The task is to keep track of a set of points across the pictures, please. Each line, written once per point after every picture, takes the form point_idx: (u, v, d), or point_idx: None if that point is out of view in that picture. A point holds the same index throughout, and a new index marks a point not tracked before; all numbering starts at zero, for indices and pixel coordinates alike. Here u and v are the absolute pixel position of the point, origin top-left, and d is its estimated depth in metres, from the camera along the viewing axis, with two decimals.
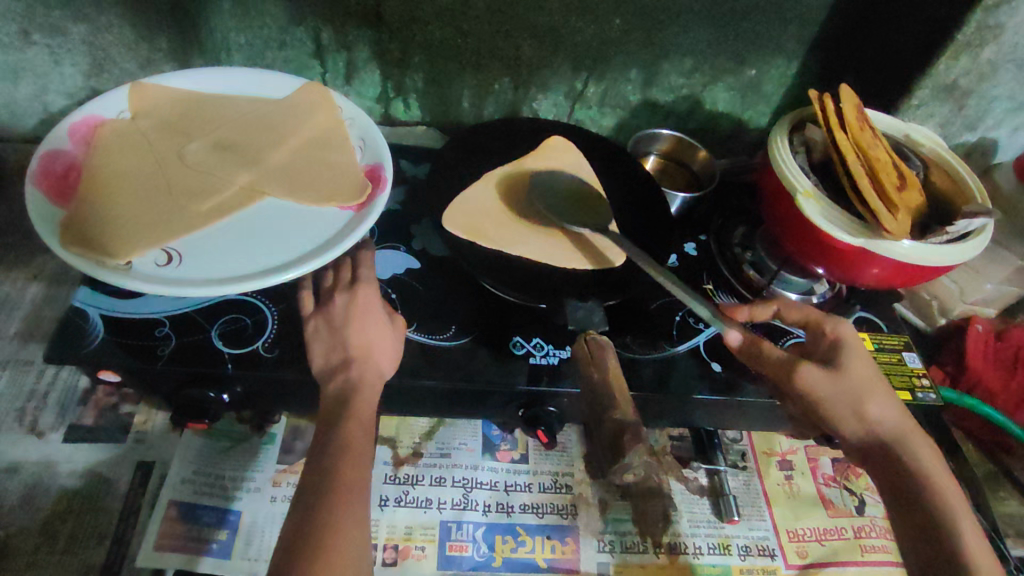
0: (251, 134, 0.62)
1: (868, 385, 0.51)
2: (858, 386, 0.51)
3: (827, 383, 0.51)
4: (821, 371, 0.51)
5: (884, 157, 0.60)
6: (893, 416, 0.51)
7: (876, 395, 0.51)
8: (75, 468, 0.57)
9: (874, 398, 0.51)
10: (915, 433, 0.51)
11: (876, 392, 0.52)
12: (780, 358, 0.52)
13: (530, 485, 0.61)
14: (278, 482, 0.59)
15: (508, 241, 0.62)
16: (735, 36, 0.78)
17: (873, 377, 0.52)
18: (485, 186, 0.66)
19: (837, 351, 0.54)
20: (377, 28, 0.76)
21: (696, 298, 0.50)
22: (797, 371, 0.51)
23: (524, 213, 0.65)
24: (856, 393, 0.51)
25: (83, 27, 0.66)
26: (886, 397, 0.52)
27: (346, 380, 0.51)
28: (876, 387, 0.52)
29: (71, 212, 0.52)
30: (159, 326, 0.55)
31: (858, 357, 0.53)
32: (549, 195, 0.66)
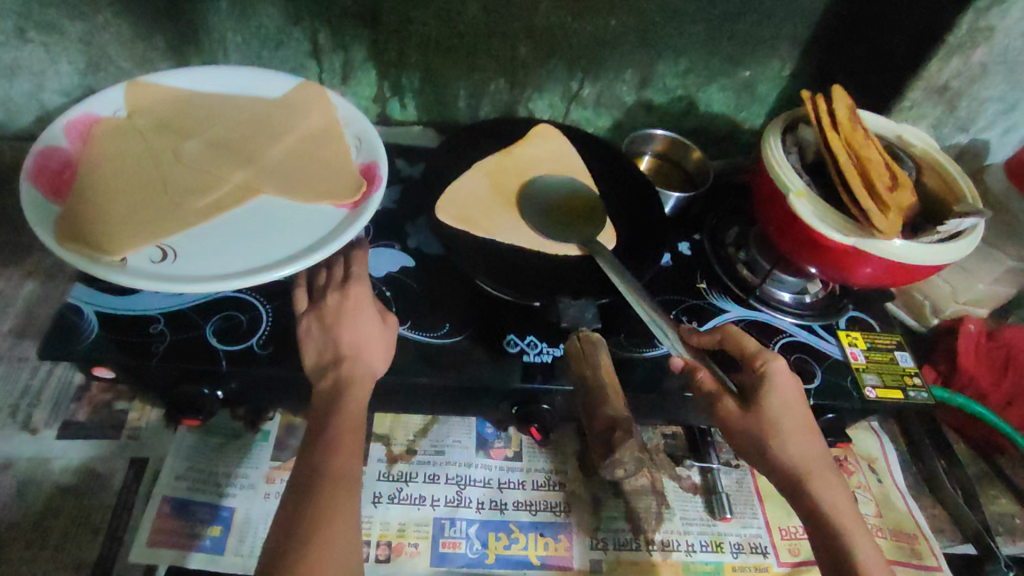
0: (247, 132, 0.63)
1: (775, 428, 0.50)
2: (771, 425, 0.50)
3: (740, 420, 0.51)
4: (736, 408, 0.52)
5: (876, 157, 0.60)
6: (811, 457, 0.50)
7: (792, 436, 0.50)
8: (68, 464, 0.57)
9: (790, 439, 0.50)
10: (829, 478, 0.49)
11: (790, 433, 0.50)
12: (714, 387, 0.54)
13: (524, 483, 0.61)
14: (272, 479, 0.59)
15: (498, 229, 0.63)
16: (729, 37, 0.79)
17: (792, 417, 0.51)
18: (476, 181, 0.67)
19: (759, 387, 0.52)
20: (373, 28, 0.76)
21: (659, 314, 0.53)
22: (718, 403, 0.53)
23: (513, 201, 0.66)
24: (765, 433, 0.50)
25: (80, 25, 0.67)
26: (805, 437, 0.50)
27: (338, 377, 0.52)
28: (793, 427, 0.50)
29: (67, 209, 0.52)
30: (154, 323, 0.56)
31: (780, 394, 0.51)
32: (539, 184, 0.68)
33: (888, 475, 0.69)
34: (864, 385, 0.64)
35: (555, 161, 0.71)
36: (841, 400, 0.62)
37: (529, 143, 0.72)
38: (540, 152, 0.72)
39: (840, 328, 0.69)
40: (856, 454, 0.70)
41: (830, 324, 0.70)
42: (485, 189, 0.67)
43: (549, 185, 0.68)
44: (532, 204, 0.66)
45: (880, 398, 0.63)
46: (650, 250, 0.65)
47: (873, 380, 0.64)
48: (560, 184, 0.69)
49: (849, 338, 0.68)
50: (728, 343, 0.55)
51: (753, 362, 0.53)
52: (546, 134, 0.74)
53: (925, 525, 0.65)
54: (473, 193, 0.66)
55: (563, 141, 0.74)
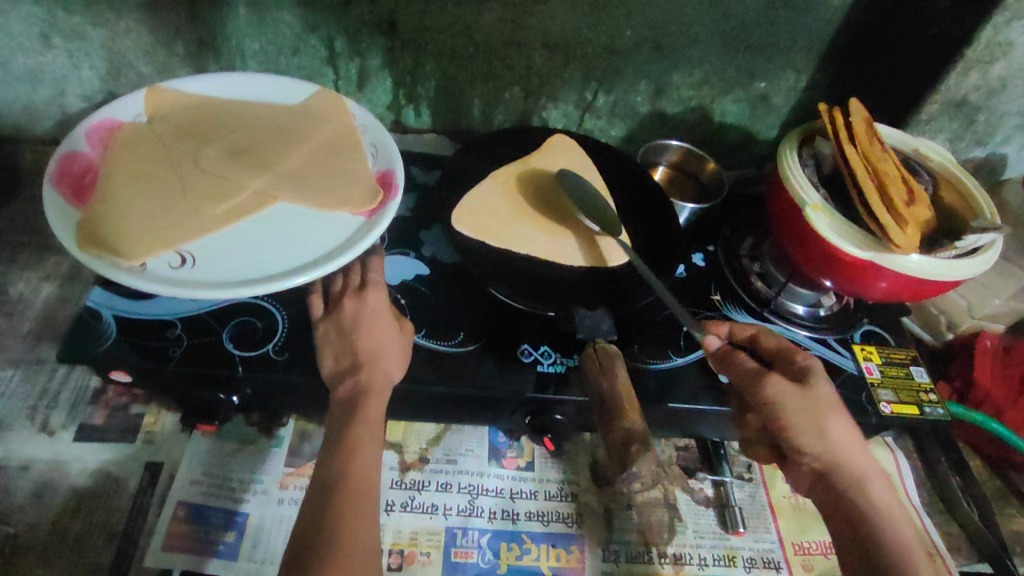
0: (265, 140, 0.63)
1: (833, 409, 0.51)
2: (826, 405, 0.51)
3: (797, 397, 0.51)
4: (792, 385, 0.52)
5: (893, 171, 0.60)
6: (856, 442, 0.51)
7: (844, 417, 0.51)
8: (84, 467, 0.57)
9: (838, 424, 0.50)
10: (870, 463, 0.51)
11: (843, 414, 0.51)
12: (755, 368, 0.53)
13: (536, 493, 0.61)
14: (285, 485, 0.59)
15: (520, 238, 0.63)
16: (744, 49, 0.79)
17: (841, 402, 0.52)
18: (489, 186, 0.67)
19: (811, 371, 0.53)
20: (390, 37, 0.77)
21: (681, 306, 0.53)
22: (767, 380, 0.52)
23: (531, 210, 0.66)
24: (822, 412, 0.50)
25: (102, 32, 0.68)
26: (851, 421, 0.52)
27: (355, 384, 0.52)
28: (843, 409, 0.52)
29: (88, 214, 0.53)
30: (171, 328, 0.56)
31: (831, 379, 0.53)
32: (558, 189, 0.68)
33: (903, 491, 0.68)
34: (879, 401, 0.63)
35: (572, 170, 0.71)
36: (856, 414, 0.62)
37: (543, 153, 0.72)
38: (555, 161, 0.72)
39: (855, 342, 0.69)
40: None
41: (844, 337, 0.69)
42: (501, 198, 0.67)
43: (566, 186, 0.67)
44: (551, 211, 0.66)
45: (895, 413, 0.63)
46: (664, 260, 0.65)
47: (888, 395, 0.64)
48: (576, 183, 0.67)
49: (863, 353, 0.68)
50: (765, 337, 0.57)
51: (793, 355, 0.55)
52: (561, 144, 0.74)
53: (940, 543, 0.65)
54: (489, 201, 0.66)
55: (578, 151, 0.74)
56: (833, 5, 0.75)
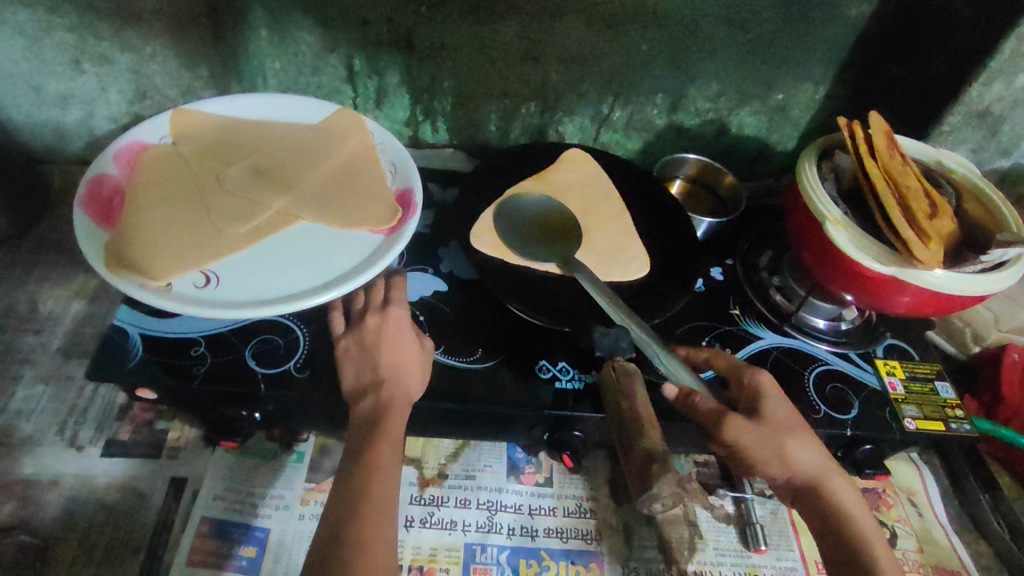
0: (286, 159, 0.64)
1: (787, 435, 0.52)
2: (781, 430, 0.52)
3: (752, 431, 0.51)
4: (746, 421, 0.52)
5: (915, 185, 0.59)
6: (813, 459, 0.52)
7: (795, 441, 0.52)
8: (111, 481, 0.59)
9: (797, 443, 0.52)
10: (835, 475, 0.52)
11: (794, 437, 0.52)
12: (712, 408, 0.53)
13: (555, 509, 0.61)
14: (307, 501, 0.59)
15: (539, 254, 0.64)
16: (761, 61, 0.79)
17: (795, 423, 0.53)
18: (506, 204, 0.68)
19: (758, 399, 0.53)
20: (408, 55, 0.78)
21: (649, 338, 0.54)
22: (725, 423, 0.52)
23: (551, 224, 0.67)
24: (779, 439, 0.51)
25: (130, 57, 0.70)
26: (806, 440, 0.52)
27: (376, 401, 0.52)
28: (794, 432, 0.52)
29: (116, 236, 0.54)
30: (195, 345, 0.57)
31: (778, 403, 0.53)
32: (578, 203, 0.69)
33: (929, 508, 0.67)
34: (903, 416, 0.62)
35: (587, 185, 0.72)
36: (880, 430, 0.61)
37: (558, 167, 0.73)
38: (573, 177, 0.72)
39: (877, 356, 0.68)
40: (895, 486, 0.68)
41: (867, 351, 0.68)
42: (518, 213, 0.67)
43: (583, 211, 0.69)
44: (570, 227, 0.66)
45: (919, 429, 0.62)
46: (683, 274, 0.65)
47: (912, 411, 0.63)
48: (594, 208, 0.69)
49: (887, 367, 0.67)
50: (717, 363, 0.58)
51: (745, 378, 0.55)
52: (577, 159, 0.74)
53: (968, 561, 0.64)
54: (506, 216, 0.67)
55: (594, 165, 0.74)
56: (851, 16, 0.74)
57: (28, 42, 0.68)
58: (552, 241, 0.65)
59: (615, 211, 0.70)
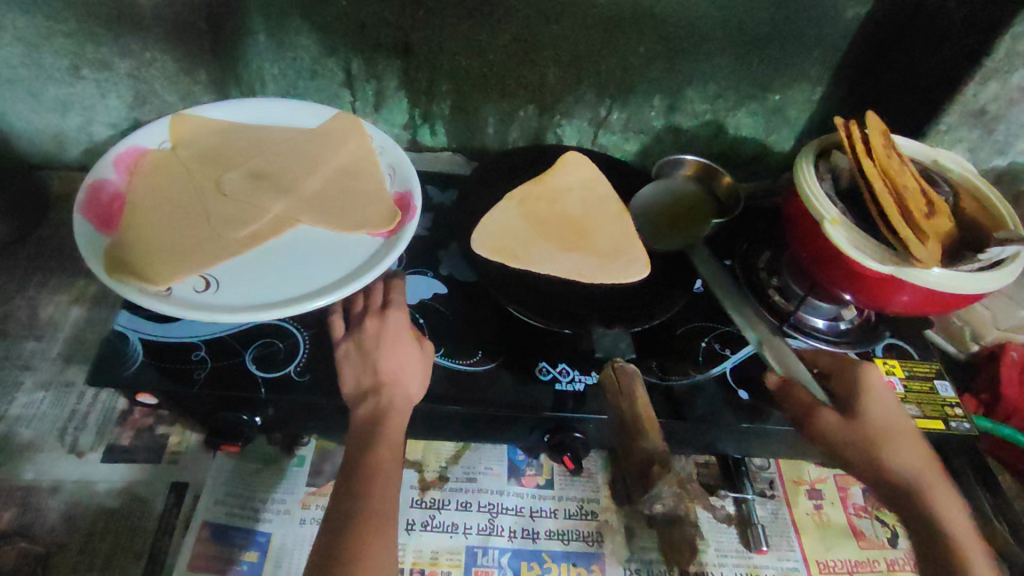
0: (286, 163, 0.64)
1: (882, 449, 0.54)
2: (876, 432, 0.54)
3: (846, 430, 0.54)
4: (840, 419, 0.55)
5: (912, 185, 0.60)
6: (914, 463, 0.54)
7: (885, 451, 0.54)
8: (112, 487, 0.59)
9: (895, 445, 0.54)
10: (935, 478, 0.53)
11: (885, 446, 0.54)
12: (809, 402, 0.56)
13: (556, 511, 0.61)
14: (307, 505, 0.59)
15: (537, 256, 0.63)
16: (758, 63, 0.79)
17: (890, 424, 0.55)
18: (505, 208, 0.67)
19: (856, 393, 0.56)
20: (406, 59, 0.78)
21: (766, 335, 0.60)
22: (815, 415, 0.55)
23: (548, 228, 0.66)
24: (874, 442, 0.54)
25: (128, 62, 0.70)
26: (903, 447, 0.54)
27: (377, 405, 0.53)
28: (886, 440, 0.54)
29: (117, 241, 0.54)
30: (195, 350, 0.57)
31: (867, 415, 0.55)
32: (574, 204, 0.69)
33: None
34: None
35: (585, 187, 0.71)
36: None
37: (556, 170, 0.72)
38: (573, 179, 0.72)
39: (876, 356, 0.68)
40: None
41: (866, 351, 0.69)
42: (514, 216, 0.67)
43: (583, 211, 0.68)
44: (569, 231, 0.66)
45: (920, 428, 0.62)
46: (681, 277, 0.66)
47: (912, 410, 0.63)
48: (591, 209, 0.69)
49: (886, 366, 0.67)
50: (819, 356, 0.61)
51: (848, 369, 0.58)
52: (576, 162, 0.74)
53: None
54: (503, 219, 0.66)
55: (591, 167, 0.74)
56: (847, 18, 0.75)
57: (26, 49, 0.68)
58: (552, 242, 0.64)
59: (614, 211, 0.69)
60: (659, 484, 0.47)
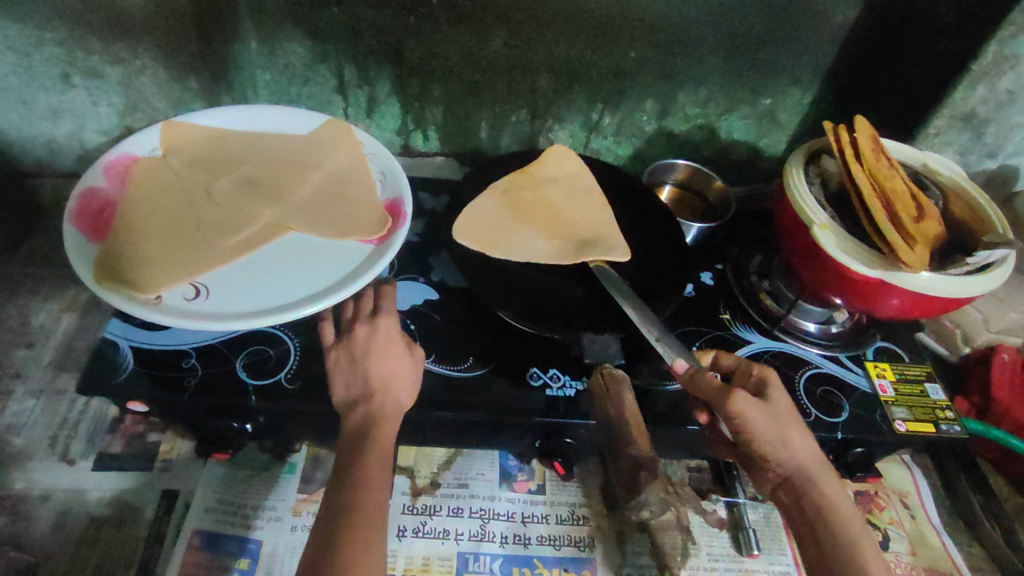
0: (277, 170, 0.65)
1: (763, 440, 0.50)
2: (785, 421, 0.51)
3: (761, 414, 0.50)
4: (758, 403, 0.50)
5: (900, 189, 0.60)
6: (806, 453, 0.51)
7: (785, 442, 0.50)
8: (103, 495, 0.58)
9: (791, 433, 0.51)
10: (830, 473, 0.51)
11: (781, 436, 0.50)
12: (719, 384, 0.50)
13: (548, 517, 0.61)
14: (299, 512, 0.59)
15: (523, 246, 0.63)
16: (748, 67, 0.79)
17: (791, 415, 0.52)
18: (488, 199, 0.67)
19: (763, 384, 0.53)
20: (397, 65, 0.78)
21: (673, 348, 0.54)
22: (734, 395, 0.49)
23: (530, 217, 0.66)
24: (786, 429, 0.50)
25: (119, 70, 0.70)
26: (794, 439, 0.51)
27: (367, 412, 0.53)
28: (785, 434, 0.51)
29: (106, 249, 0.54)
30: (186, 358, 0.57)
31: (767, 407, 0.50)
32: (559, 195, 0.69)
33: (921, 510, 0.67)
34: (894, 419, 0.63)
35: (572, 179, 0.71)
36: (871, 433, 0.61)
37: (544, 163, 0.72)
38: (557, 171, 0.72)
39: (868, 359, 0.68)
40: (888, 489, 0.68)
41: (858, 354, 0.69)
42: (497, 204, 0.67)
43: (566, 202, 0.68)
44: (551, 222, 0.66)
45: (910, 431, 0.62)
46: (673, 280, 0.65)
47: (902, 413, 0.63)
48: (575, 200, 0.69)
49: (877, 369, 0.67)
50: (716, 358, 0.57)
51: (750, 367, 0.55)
52: (563, 154, 0.73)
53: (961, 562, 0.64)
54: (485, 206, 0.67)
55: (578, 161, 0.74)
56: (836, 22, 0.75)
57: (17, 57, 0.68)
58: (538, 234, 0.64)
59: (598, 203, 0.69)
60: (647, 490, 0.48)
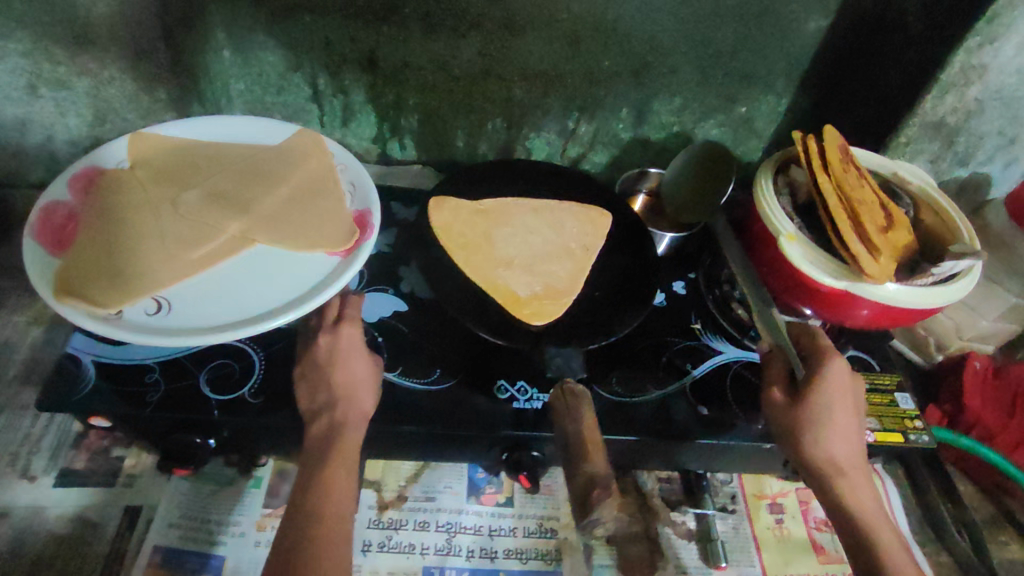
0: (245, 181, 0.64)
1: (826, 429, 0.53)
2: (841, 416, 0.53)
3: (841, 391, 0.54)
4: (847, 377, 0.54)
5: (867, 199, 0.60)
6: (848, 454, 0.53)
7: (843, 433, 0.53)
8: (63, 512, 0.58)
9: (840, 436, 0.53)
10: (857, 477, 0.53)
11: (842, 429, 0.53)
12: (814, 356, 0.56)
13: (515, 530, 0.61)
14: (262, 526, 0.59)
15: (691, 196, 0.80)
16: (722, 75, 0.80)
17: (847, 420, 0.54)
18: (454, 223, 0.66)
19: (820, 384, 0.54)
20: (371, 73, 0.78)
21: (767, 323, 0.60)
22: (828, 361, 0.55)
23: (502, 239, 0.66)
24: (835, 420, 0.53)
25: (86, 80, 0.68)
26: (850, 436, 0.53)
27: (330, 422, 0.53)
28: (840, 430, 0.53)
29: (68, 263, 0.54)
30: (149, 372, 0.57)
31: (847, 400, 0.54)
32: (511, 219, 0.68)
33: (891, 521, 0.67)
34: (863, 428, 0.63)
35: (507, 202, 0.69)
36: None
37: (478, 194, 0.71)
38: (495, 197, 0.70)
39: None
40: None
41: None
42: (461, 227, 0.66)
43: (517, 225, 0.67)
44: (520, 245, 0.66)
45: (878, 441, 0.62)
46: (640, 290, 0.64)
47: (871, 423, 0.64)
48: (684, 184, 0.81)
49: None
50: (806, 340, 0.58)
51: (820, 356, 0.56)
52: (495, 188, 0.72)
53: (927, 570, 0.64)
54: (455, 230, 0.65)
55: (511, 188, 0.73)
56: (808, 31, 0.75)
57: None
58: (523, 248, 0.66)
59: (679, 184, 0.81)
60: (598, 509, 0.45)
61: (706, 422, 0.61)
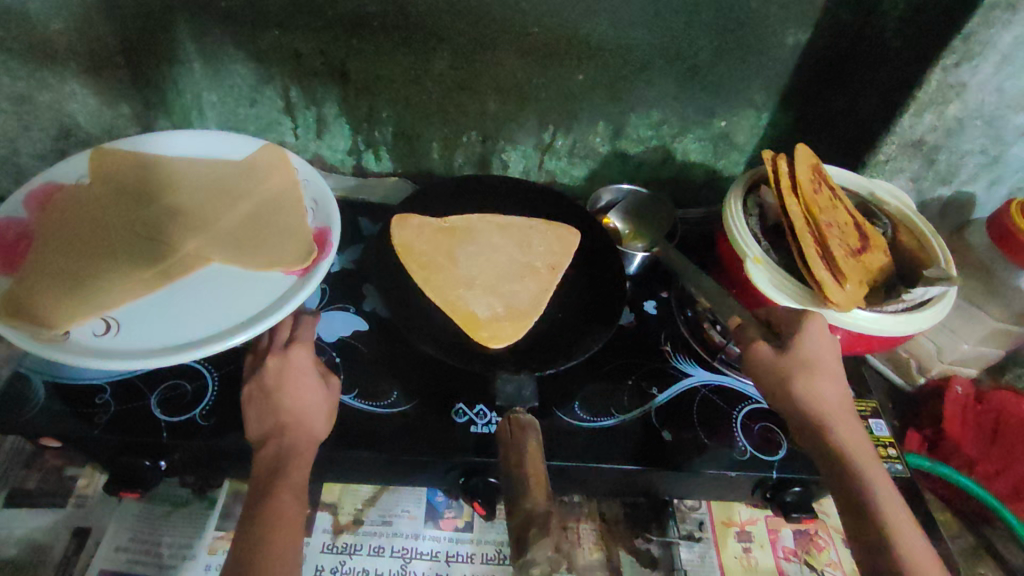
0: (205, 198, 0.63)
1: (816, 376, 0.52)
2: (825, 362, 0.53)
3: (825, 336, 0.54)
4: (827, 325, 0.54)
5: (837, 221, 0.58)
6: (833, 398, 0.53)
7: (831, 377, 0.53)
8: (11, 534, 0.57)
9: (824, 380, 0.52)
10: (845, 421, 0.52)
11: (830, 373, 0.53)
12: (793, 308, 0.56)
13: (473, 556, 0.59)
14: (213, 549, 0.58)
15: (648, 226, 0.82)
16: (700, 90, 0.78)
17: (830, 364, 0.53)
18: (418, 243, 0.65)
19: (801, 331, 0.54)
20: (342, 86, 0.77)
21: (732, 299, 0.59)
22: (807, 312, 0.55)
23: (466, 259, 0.65)
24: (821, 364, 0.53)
25: (48, 95, 0.66)
26: (836, 381, 0.53)
27: (279, 447, 0.52)
28: (825, 373, 0.53)
29: (16, 282, 0.53)
30: (100, 393, 0.56)
31: (829, 346, 0.54)
32: (478, 238, 0.67)
33: None
34: None
35: (476, 220, 0.68)
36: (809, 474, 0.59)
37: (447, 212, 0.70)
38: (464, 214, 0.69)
39: None
40: (830, 527, 0.65)
41: None
42: (425, 246, 0.65)
43: (483, 244, 0.66)
44: (483, 265, 0.65)
45: None
46: (602, 313, 0.62)
47: None
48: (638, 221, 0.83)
49: None
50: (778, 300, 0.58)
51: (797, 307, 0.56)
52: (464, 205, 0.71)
53: None
54: (418, 249, 0.64)
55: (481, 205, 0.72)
56: (787, 45, 0.73)
57: None
58: (486, 269, 0.65)
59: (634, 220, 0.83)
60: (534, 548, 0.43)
61: (668, 447, 0.60)
